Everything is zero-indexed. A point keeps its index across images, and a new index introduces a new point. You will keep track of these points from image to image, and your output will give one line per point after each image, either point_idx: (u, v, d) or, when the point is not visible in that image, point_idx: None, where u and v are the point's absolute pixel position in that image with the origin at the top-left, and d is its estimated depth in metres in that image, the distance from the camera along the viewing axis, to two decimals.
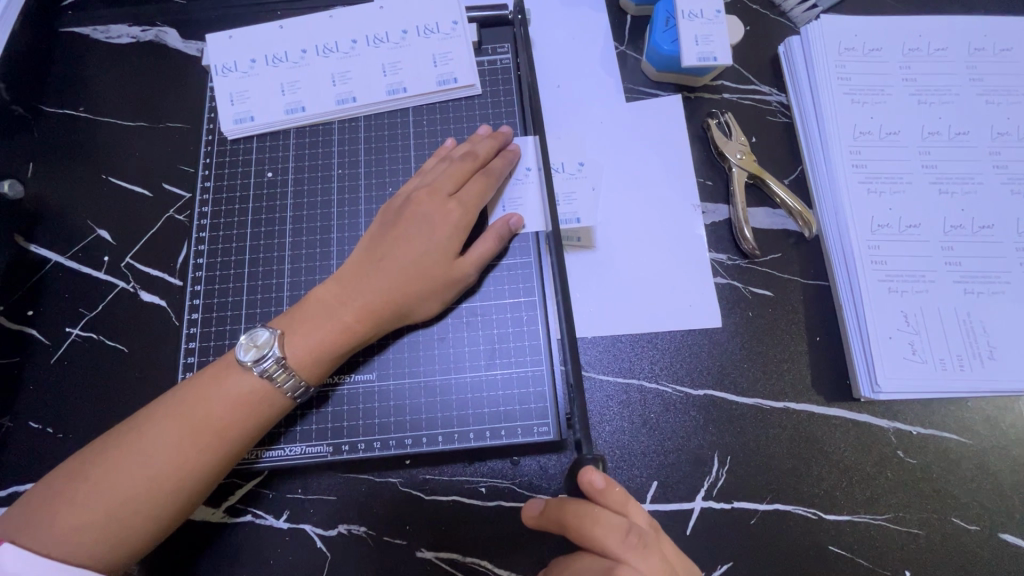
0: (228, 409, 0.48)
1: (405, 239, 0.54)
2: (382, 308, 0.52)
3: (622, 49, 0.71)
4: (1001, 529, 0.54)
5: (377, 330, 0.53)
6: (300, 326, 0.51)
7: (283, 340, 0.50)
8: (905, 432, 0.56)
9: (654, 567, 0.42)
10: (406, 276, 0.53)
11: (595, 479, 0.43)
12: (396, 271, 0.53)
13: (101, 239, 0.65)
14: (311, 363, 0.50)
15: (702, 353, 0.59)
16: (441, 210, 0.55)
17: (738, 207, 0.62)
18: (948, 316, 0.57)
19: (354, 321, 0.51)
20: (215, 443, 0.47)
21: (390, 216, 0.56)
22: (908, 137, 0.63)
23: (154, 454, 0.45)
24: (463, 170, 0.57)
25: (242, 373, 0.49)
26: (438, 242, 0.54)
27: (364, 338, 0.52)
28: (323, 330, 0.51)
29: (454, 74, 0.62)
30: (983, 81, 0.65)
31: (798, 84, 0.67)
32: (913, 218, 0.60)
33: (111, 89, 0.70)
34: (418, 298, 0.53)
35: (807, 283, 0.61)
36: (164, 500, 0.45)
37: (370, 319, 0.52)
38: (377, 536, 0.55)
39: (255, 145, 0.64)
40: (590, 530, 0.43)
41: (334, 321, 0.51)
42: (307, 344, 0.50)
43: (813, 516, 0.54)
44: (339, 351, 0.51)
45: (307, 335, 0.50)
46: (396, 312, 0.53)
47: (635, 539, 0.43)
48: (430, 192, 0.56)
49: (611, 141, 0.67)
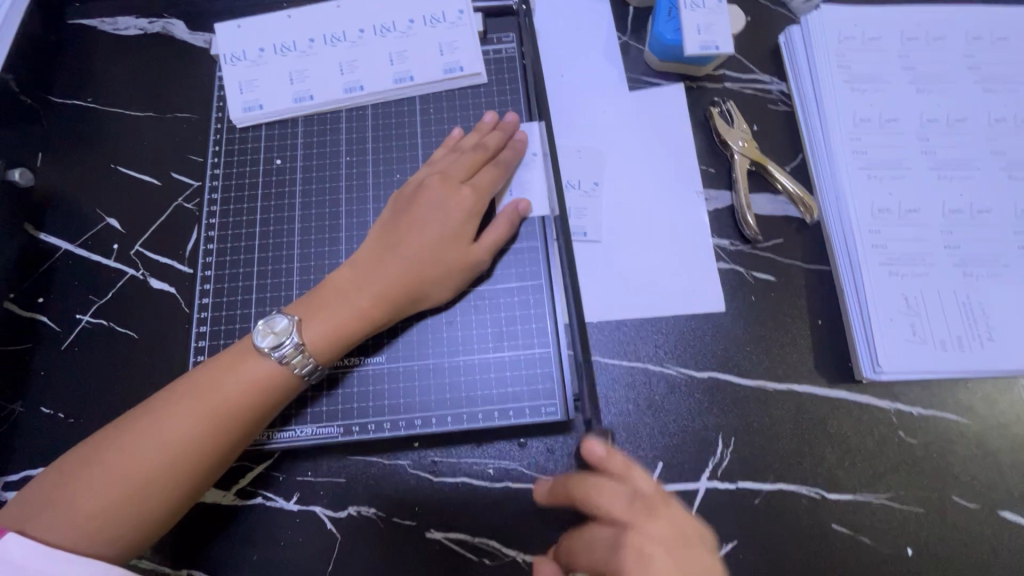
0: (242, 395, 0.48)
1: (418, 226, 0.55)
2: (398, 292, 0.53)
3: (626, 39, 0.71)
4: (1000, 507, 0.55)
5: (393, 314, 0.54)
6: (317, 310, 0.52)
7: (301, 326, 0.51)
8: (906, 412, 0.57)
9: (664, 530, 0.42)
10: (420, 260, 0.54)
11: (594, 448, 0.46)
12: (412, 256, 0.54)
13: (110, 227, 0.65)
14: (328, 346, 0.51)
15: (706, 337, 0.60)
16: (452, 198, 0.56)
17: (740, 194, 0.63)
18: (948, 299, 0.58)
19: (370, 304, 0.52)
20: (228, 427, 0.48)
21: (401, 204, 0.57)
22: (907, 124, 0.64)
23: (169, 439, 0.46)
24: (473, 160, 0.58)
25: (259, 358, 0.49)
26: (450, 228, 0.55)
27: (380, 322, 0.53)
28: (340, 314, 0.51)
29: (460, 63, 0.63)
30: (981, 69, 0.66)
31: (799, 73, 0.68)
32: (913, 203, 0.61)
33: (119, 80, 0.71)
34: (433, 283, 0.54)
35: (809, 268, 0.62)
36: (179, 484, 0.46)
37: (386, 303, 0.53)
38: (386, 517, 0.56)
39: (264, 133, 0.64)
40: (594, 499, 0.45)
41: (351, 304, 0.52)
42: (324, 327, 0.51)
43: (815, 495, 0.55)
44: (355, 334, 0.52)
45: (325, 320, 0.51)
46: (412, 296, 0.54)
47: (641, 504, 0.44)
48: (441, 180, 0.57)
49: (615, 130, 0.68)
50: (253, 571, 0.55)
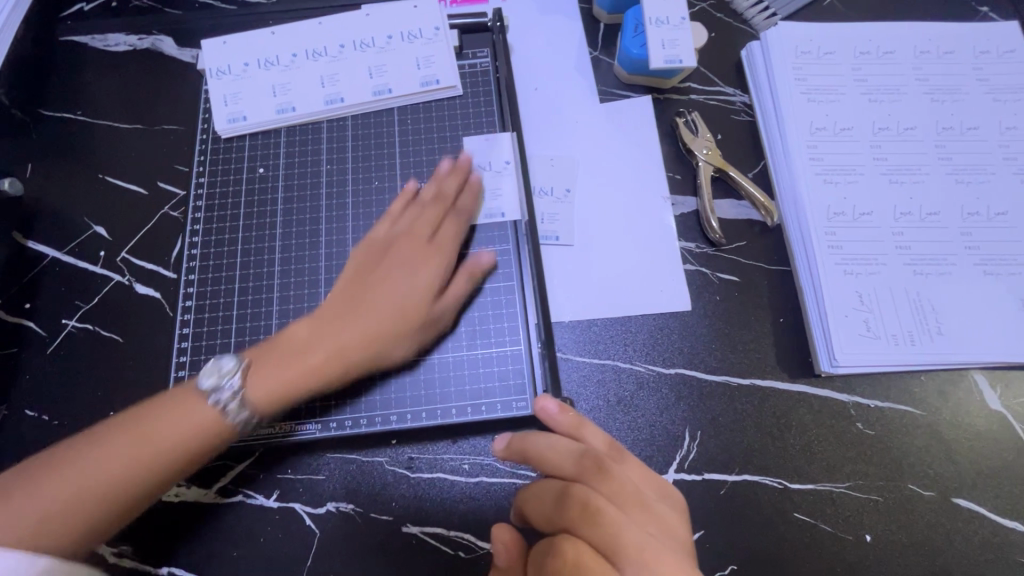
0: (184, 430, 0.48)
1: (382, 282, 0.56)
2: (352, 347, 0.53)
3: (596, 54, 0.75)
4: (954, 494, 0.57)
5: (348, 373, 0.53)
6: (266, 367, 0.52)
7: (246, 373, 0.51)
8: (863, 404, 0.60)
9: (615, 488, 0.44)
10: (379, 317, 0.54)
11: (546, 404, 0.50)
12: (373, 311, 0.54)
13: (97, 235, 0.67)
14: (270, 401, 0.51)
15: (673, 336, 0.63)
16: (419, 255, 0.58)
17: (704, 199, 0.67)
18: (900, 296, 0.61)
19: (321, 361, 0.52)
20: (203, 445, 0.49)
21: (365, 257, 0.58)
22: (860, 132, 0.68)
23: (109, 466, 0.46)
24: (435, 214, 0.60)
25: (202, 400, 0.50)
26: (413, 283, 0.56)
27: (332, 377, 0.53)
28: (290, 369, 0.52)
29: (436, 76, 0.66)
30: (928, 81, 0.70)
31: (759, 85, 0.71)
32: (866, 206, 0.65)
33: (108, 94, 0.73)
34: (393, 343, 0.55)
35: (770, 269, 0.65)
36: (116, 512, 0.47)
37: (342, 362, 0.53)
38: (364, 512, 0.57)
39: (248, 143, 0.67)
40: (547, 456, 0.48)
41: (301, 360, 0.52)
42: (269, 383, 0.51)
43: (778, 485, 0.57)
44: (300, 391, 0.52)
45: (272, 377, 0.51)
46: (369, 351, 0.54)
47: (591, 461, 0.46)
48: (409, 239, 0.58)
49: (586, 139, 0.71)
50: (233, 567, 0.56)
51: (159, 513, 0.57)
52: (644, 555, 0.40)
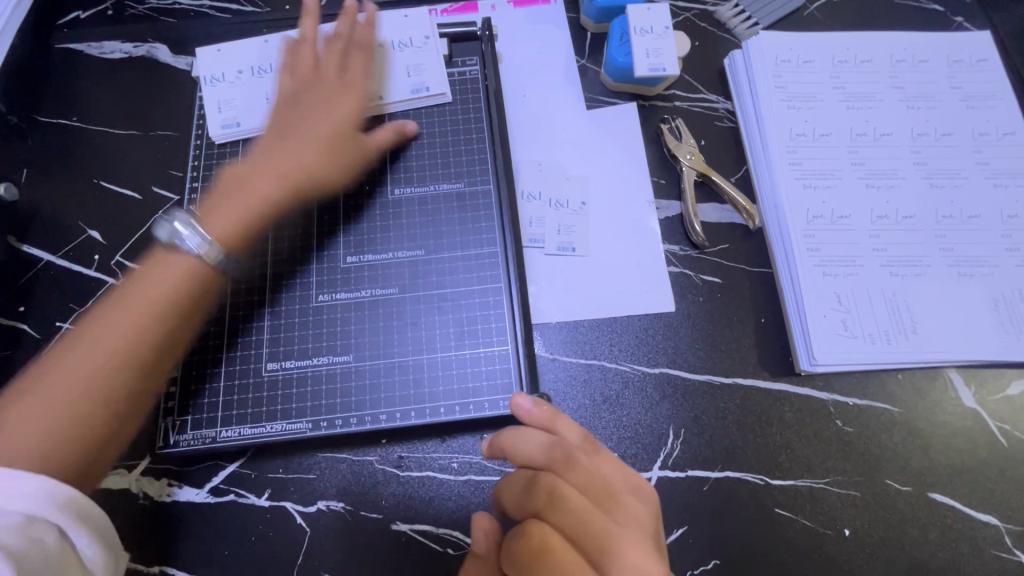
0: (180, 282, 0.52)
1: (309, 111, 0.63)
2: (292, 177, 0.59)
3: (583, 62, 0.77)
4: (930, 489, 0.59)
5: (290, 191, 0.60)
6: (219, 206, 0.56)
7: (199, 220, 0.55)
8: (842, 402, 0.61)
9: (581, 479, 0.46)
10: (316, 142, 0.61)
11: (519, 401, 0.50)
12: (299, 141, 0.61)
13: (92, 239, 0.68)
14: (228, 234, 0.55)
15: (658, 336, 0.64)
16: (339, 93, 0.64)
17: (688, 202, 0.68)
18: (877, 296, 0.63)
19: (269, 188, 0.58)
20: (160, 318, 0.50)
21: (286, 101, 0.64)
22: (838, 138, 0.70)
23: (115, 373, 0.47)
24: (340, 56, 0.66)
25: (173, 258, 0.52)
26: (335, 111, 0.63)
27: (281, 205, 0.59)
28: (238, 204, 0.57)
29: (426, 83, 0.68)
30: (904, 88, 0.72)
31: (741, 92, 0.73)
32: (844, 209, 0.66)
33: (103, 100, 0.74)
34: (322, 154, 0.61)
35: (752, 271, 0.67)
36: (137, 341, 0.49)
37: (285, 177, 0.59)
38: (354, 511, 0.58)
39: (241, 148, 0.68)
40: (518, 446, 0.49)
41: (252, 192, 0.58)
42: (226, 220, 0.55)
43: (760, 481, 0.59)
44: (261, 215, 0.58)
45: (228, 207, 0.56)
46: (309, 178, 0.60)
47: (560, 452, 0.47)
48: (315, 92, 0.64)
49: (573, 145, 0.73)
50: (224, 565, 0.56)
51: (152, 512, 0.58)
52: (608, 542, 0.43)
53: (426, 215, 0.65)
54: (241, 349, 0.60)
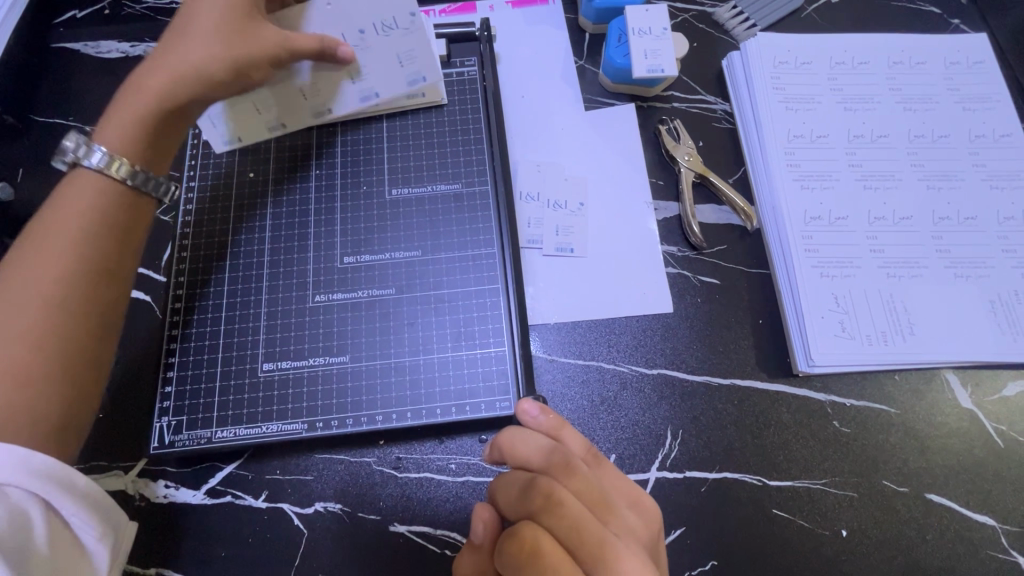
0: (89, 207, 0.50)
1: (198, 6, 0.54)
2: (177, 71, 0.53)
3: (581, 64, 0.77)
4: (927, 490, 0.59)
5: (180, 96, 0.53)
6: (115, 112, 0.53)
7: (98, 132, 0.52)
8: (839, 403, 0.62)
9: (581, 485, 0.45)
10: (198, 35, 0.53)
11: (525, 406, 0.51)
12: (188, 37, 0.54)
13: None
14: (127, 138, 0.52)
15: (656, 336, 0.64)
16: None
17: (686, 204, 0.69)
18: (874, 298, 0.63)
19: (156, 88, 0.53)
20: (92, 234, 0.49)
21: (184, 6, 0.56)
22: (836, 140, 0.70)
23: (30, 297, 0.46)
24: None
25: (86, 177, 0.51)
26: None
27: (173, 106, 0.53)
28: (133, 108, 0.53)
29: (421, 74, 0.63)
30: (901, 90, 0.72)
31: (739, 93, 0.74)
32: (842, 211, 0.67)
33: (100, 100, 0.74)
34: (211, 50, 0.53)
35: (750, 272, 0.67)
36: (63, 275, 0.47)
37: (173, 77, 0.53)
38: (352, 512, 0.58)
39: (238, 148, 0.68)
40: (519, 448, 0.48)
41: (141, 93, 0.53)
42: (120, 124, 0.52)
43: (758, 482, 0.59)
44: (149, 115, 0.53)
45: (123, 115, 0.53)
46: (196, 71, 0.53)
47: (559, 458, 0.47)
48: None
49: (572, 146, 0.73)
50: (221, 567, 0.56)
51: (149, 514, 0.57)
52: (603, 547, 0.41)
53: (423, 217, 0.65)
54: (236, 350, 0.60)
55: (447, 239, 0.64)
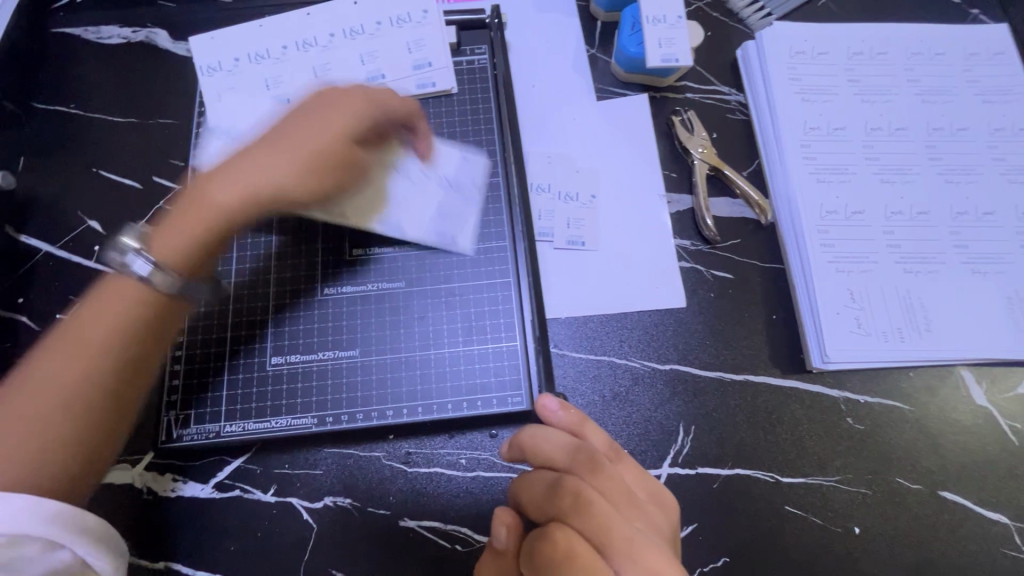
0: (122, 302, 0.47)
1: (286, 130, 0.54)
2: (252, 186, 0.51)
3: (592, 52, 0.75)
4: (941, 487, 0.58)
5: (256, 204, 0.51)
6: (177, 220, 0.50)
7: (149, 236, 0.49)
8: (853, 400, 0.61)
9: (606, 483, 0.45)
10: (283, 155, 0.52)
11: (546, 402, 0.50)
12: (263, 163, 0.52)
13: (92, 230, 0.67)
14: (179, 249, 0.49)
15: (669, 331, 0.64)
16: (322, 103, 0.55)
17: (700, 197, 0.67)
18: (890, 293, 0.62)
19: (222, 198, 0.51)
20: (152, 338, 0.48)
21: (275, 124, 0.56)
22: (852, 133, 0.69)
23: (44, 387, 0.43)
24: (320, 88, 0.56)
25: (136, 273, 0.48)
26: (313, 128, 0.53)
27: (244, 219, 0.52)
28: (196, 215, 0.50)
29: (428, 59, 0.67)
30: (920, 82, 0.71)
31: (754, 84, 0.72)
32: (859, 205, 0.66)
33: (101, 87, 0.72)
34: (292, 171, 0.52)
35: (764, 267, 0.66)
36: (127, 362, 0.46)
37: (246, 194, 0.51)
38: (361, 507, 0.57)
39: (244, 136, 0.66)
40: (541, 447, 0.48)
41: (205, 199, 0.51)
42: (175, 234, 0.49)
43: (770, 479, 0.58)
44: (212, 233, 0.50)
45: (184, 228, 0.50)
46: (282, 196, 0.52)
47: (585, 455, 0.46)
48: (315, 96, 0.56)
49: (583, 137, 0.71)
50: (230, 561, 0.56)
51: (156, 508, 0.57)
52: (632, 546, 0.40)
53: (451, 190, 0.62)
54: (244, 343, 0.59)
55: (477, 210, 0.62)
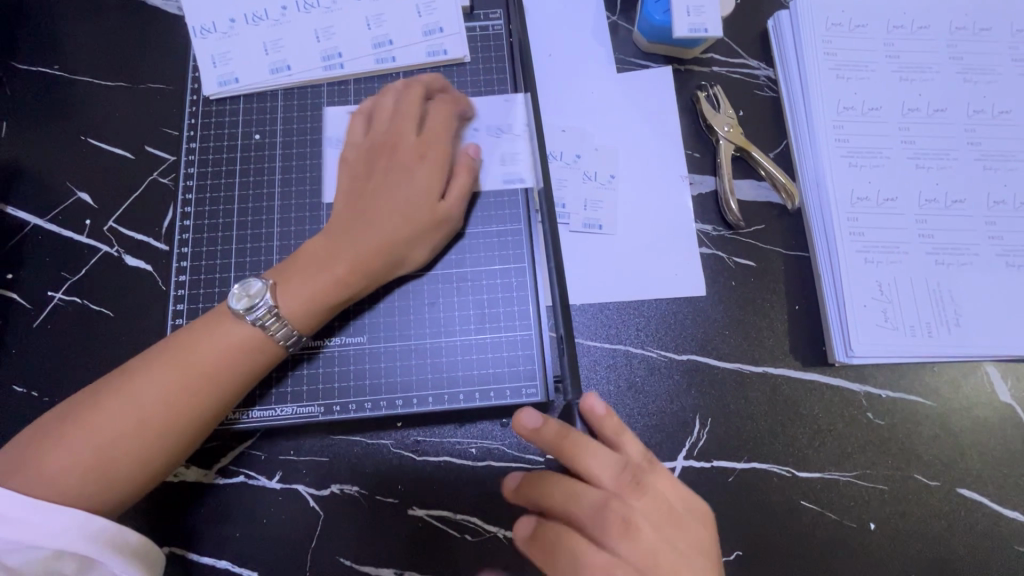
0: (229, 344, 0.49)
1: (392, 187, 0.54)
2: (370, 260, 0.53)
3: (614, 19, 0.70)
4: (959, 485, 0.57)
5: (372, 279, 0.53)
6: (294, 279, 0.51)
7: (275, 289, 0.50)
8: (875, 395, 0.59)
9: (649, 503, 0.47)
10: (394, 222, 0.53)
11: (594, 405, 0.49)
12: (376, 224, 0.53)
13: (82, 202, 0.63)
14: (308, 316, 0.51)
15: (687, 320, 0.61)
16: (416, 154, 0.55)
17: (724, 179, 0.64)
18: (919, 286, 0.60)
19: (346, 270, 0.52)
20: (223, 385, 0.48)
21: (366, 162, 0.56)
22: (888, 113, 0.65)
23: (150, 404, 0.46)
24: (452, 122, 0.57)
25: (239, 323, 0.49)
26: (423, 192, 0.55)
27: (355, 292, 0.53)
28: (315, 280, 0.51)
29: (439, 25, 0.62)
30: (963, 59, 0.66)
31: (785, 58, 0.67)
32: (891, 191, 0.62)
33: (86, 46, 0.67)
34: (410, 246, 0.54)
35: (788, 254, 0.63)
36: (187, 408, 0.47)
37: (364, 270, 0.52)
38: (369, 495, 0.56)
39: (242, 106, 0.62)
40: (587, 460, 0.48)
41: (327, 269, 0.51)
42: (301, 296, 0.50)
43: (786, 473, 0.57)
44: (336, 299, 0.52)
45: (298, 291, 0.51)
46: (383, 267, 0.54)
47: (630, 478, 0.48)
48: (405, 137, 0.56)
49: (603, 112, 0.67)
50: (236, 547, 0.55)
51: (159, 493, 0.55)
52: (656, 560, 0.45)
53: (506, 134, 0.60)
54: None
55: (531, 140, 0.59)
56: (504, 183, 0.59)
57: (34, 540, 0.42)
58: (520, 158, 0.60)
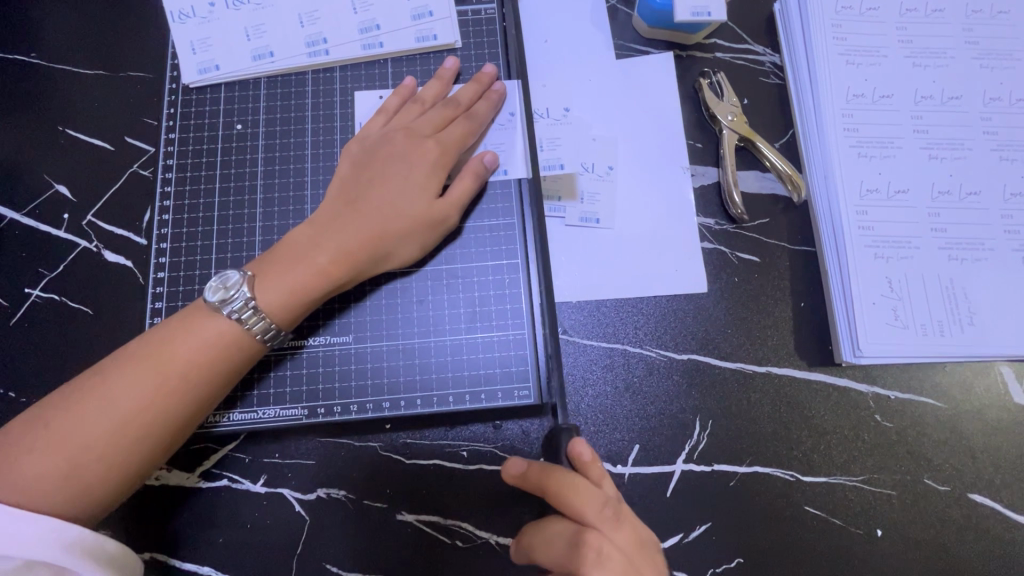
0: (206, 341, 0.46)
1: (381, 180, 0.52)
2: (355, 253, 0.50)
3: (612, 3, 0.67)
4: (971, 490, 0.55)
5: (358, 272, 0.51)
6: (274, 271, 0.49)
7: (254, 281, 0.48)
8: (883, 396, 0.57)
9: (628, 540, 0.43)
10: (383, 215, 0.51)
11: (582, 449, 0.44)
12: (365, 219, 0.51)
13: (59, 195, 0.61)
14: (286, 308, 0.48)
15: (687, 318, 0.59)
16: (416, 151, 0.53)
17: (727, 169, 0.61)
18: (931, 283, 0.57)
19: (328, 262, 0.49)
20: (200, 383, 0.46)
21: (363, 156, 0.54)
22: (901, 101, 0.62)
23: (123, 405, 0.44)
24: (444, 114, 0.55)
25: (213, 317, 0.47)
26: (414, 185, 0.53)
27: (340, 286, 0.51)
28: (296, 272, 0.49)
29: (428, 8, 0.59)
30: (980, 43, 0.63)
31: (793, 43, 0.64)
32: (902, 184, 0.60)
33: (62, 32, 0.65)
34: (399, 239, 0.52)
35: (794, 249, 0.60)
36: (163, 408, 0.45)
37: (347, 263, 0.50)
38: (356, 499, 0.54)
39: (223, 95, 0.60)
40: (568, 499, 0.42)
41: (309, 261, 0.49)
42: (279, 287, 0.48)
43: (789, 478, 0.55)
44: (316, 292, 0.49)
45: (278, 283, 0.48)
46: (371, 261, 0.51)
47: (612, 512, 0.43)
48: (407, 133, 0.54)
49: (601, 100, 0.64)
50: (220, 553, 0.53)
51: (140, 497, 0.54)
52: None
53: (498, 125, 0.57)
54: None
55: (523, 130, 0.56)
56: (495, 173, 0.57)
57: (4, 549, 0.40)
58: (513, 149, 0.57)
